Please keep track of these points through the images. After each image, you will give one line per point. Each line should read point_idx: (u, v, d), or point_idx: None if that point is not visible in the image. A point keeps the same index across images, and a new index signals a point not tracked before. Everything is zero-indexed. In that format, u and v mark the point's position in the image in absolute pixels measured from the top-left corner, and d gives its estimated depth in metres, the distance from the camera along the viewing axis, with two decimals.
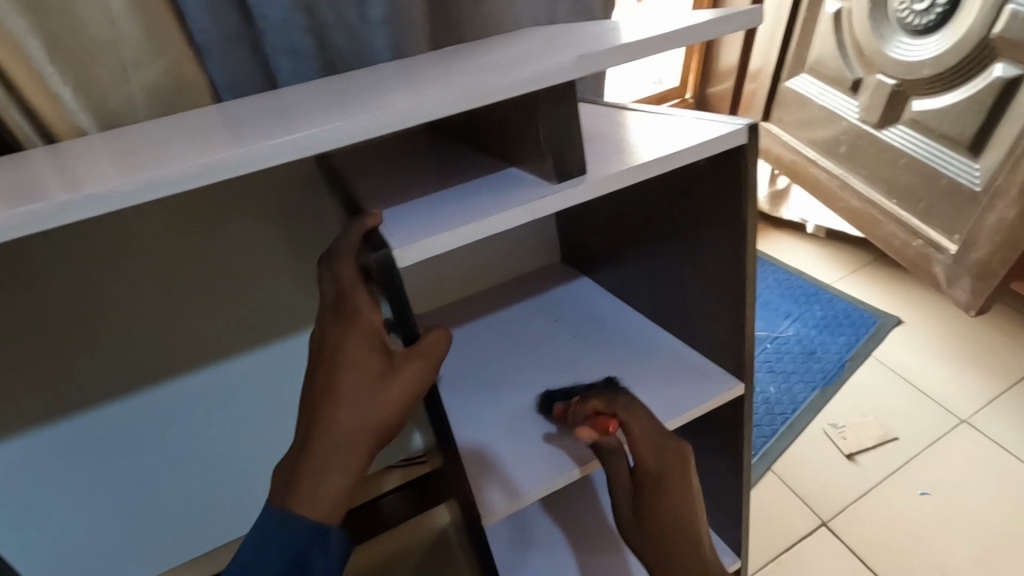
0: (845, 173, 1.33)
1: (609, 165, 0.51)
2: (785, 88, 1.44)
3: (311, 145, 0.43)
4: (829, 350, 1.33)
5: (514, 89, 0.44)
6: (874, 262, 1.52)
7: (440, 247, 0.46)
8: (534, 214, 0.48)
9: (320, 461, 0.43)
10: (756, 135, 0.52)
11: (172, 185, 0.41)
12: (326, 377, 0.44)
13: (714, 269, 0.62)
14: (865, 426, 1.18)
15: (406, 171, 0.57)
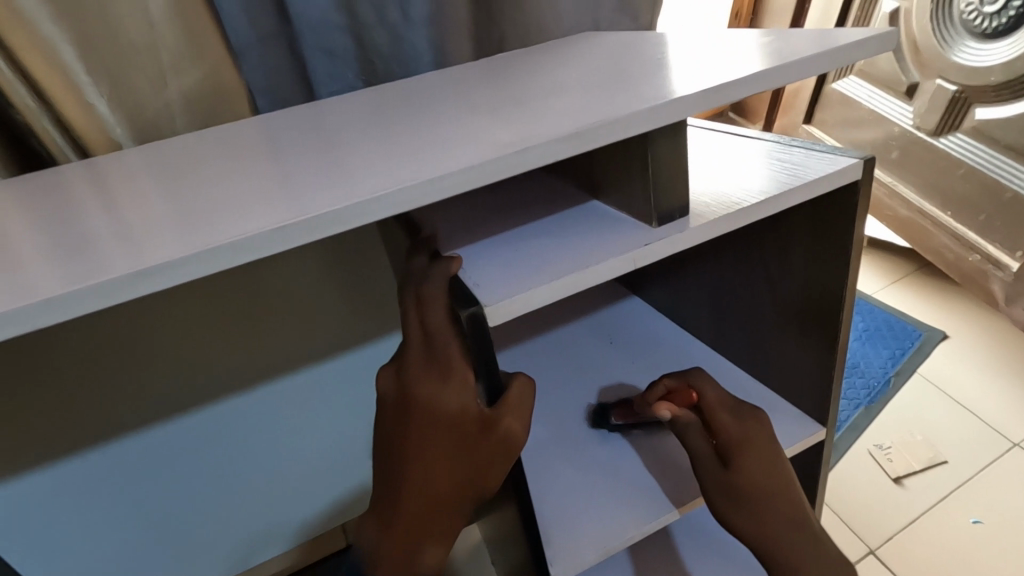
0: (895, 181, 1.27)
1: (713, 206, 0.46)
2: (831, 90, 1.37)
3: (407, 198, 0.37)
4: (873, 365, 1.28)
5: (626, 127, 0.39)
6: (918, 271, 1.46)
7: (535, 302, 0.41)
8: (636, 263, 0.43)
9: (413, 518, 0.42)
10: (871, 170, 0.48)
11: (254, 247, 0.35)
12: (415, 433, 0.41)
13: (802, 307, 0.58)
14: (913, 446, 1.13)
15: (477, 204, 0.53)
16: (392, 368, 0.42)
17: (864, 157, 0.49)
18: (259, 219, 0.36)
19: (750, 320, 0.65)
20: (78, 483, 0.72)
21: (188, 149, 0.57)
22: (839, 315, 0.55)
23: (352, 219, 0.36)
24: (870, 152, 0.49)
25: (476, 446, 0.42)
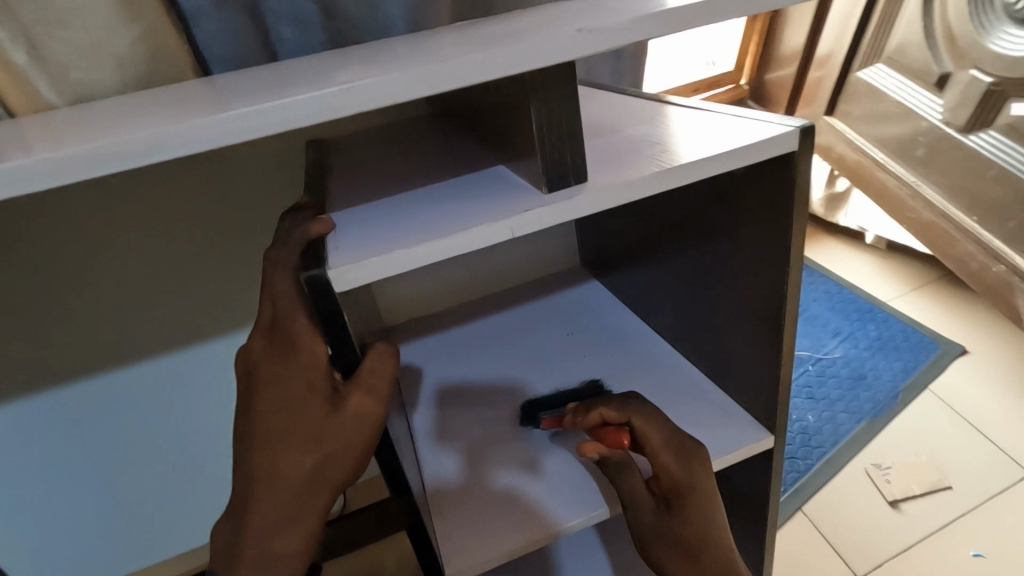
0: (918, 180, 1.17)
1: (615, 173, 0.41)
2: (856, 79, 1.27)
3: (262, 125, 0.34)
4: (880, 376, 1.19)
5: (508, 63, 0.35)
6: (941, 280, 1.36)
7: (393, 271, 0.35)
8: (514, 233, 0.38)
9: (265, 508, 0.37)
10: (809, 140, 0.43)
11: (141, 155, 0.33)
12: (263, 411, 0.36)
13: (750, 296, 0.52)
14: (916, 468, 1.05)
15: (391, 167, 0.49)
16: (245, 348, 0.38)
17: (803, 126, 0.43)
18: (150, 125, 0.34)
19: (706, 316, 0.59)
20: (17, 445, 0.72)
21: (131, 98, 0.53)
22: (779, 304, 0.49)
23: (227, 135, 0.33)
24: (810, 122, 0.43)
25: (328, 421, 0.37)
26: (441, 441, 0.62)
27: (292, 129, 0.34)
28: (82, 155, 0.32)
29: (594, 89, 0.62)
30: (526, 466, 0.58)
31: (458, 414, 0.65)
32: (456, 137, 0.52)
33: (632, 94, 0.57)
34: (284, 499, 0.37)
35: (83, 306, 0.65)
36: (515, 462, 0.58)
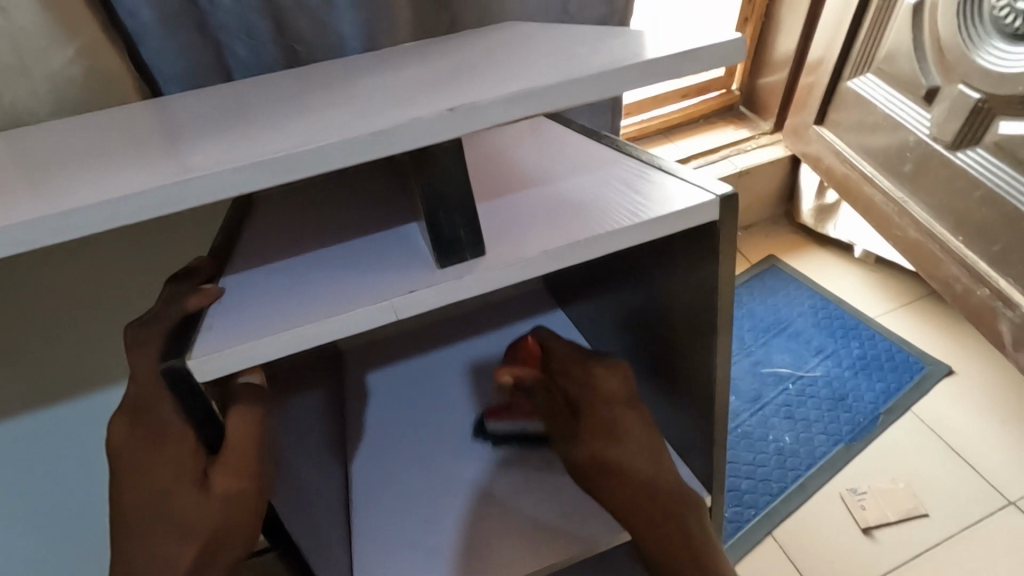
0: (905, 197, 1.13)
1: (518, 242, 0.40)
2: (846, 89, 1.23)
3: (133, 211, 0.32)
4: (861, 398, 1.17)
5: (393, 144, 0.33)
6: (931, 296, 1.32)
7: (260, 359, 0.35)
8: (398, 313, 0.37)
9: None
10: (734, 209, 0.42)
11: (7, 242, 0.32)
12: (131, 501, 0.37)
13: (685, 349, 0.51)
14: (892, 495, 1.02)
15: (320, 211, 0.48)
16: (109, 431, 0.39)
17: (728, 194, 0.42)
18: (22, 208, 0.32)
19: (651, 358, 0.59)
20: None
21: (57, 132, 0.52)
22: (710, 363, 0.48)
23: (96, 219, 0.32)
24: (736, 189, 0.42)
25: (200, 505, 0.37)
26: (478, 431, 0.69)
27: (164, 214, 0.32)
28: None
29: (547, 122, 0.61)
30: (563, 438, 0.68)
31: (487, 399, 0.72)
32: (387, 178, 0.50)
33: (580, 132, 0.56)
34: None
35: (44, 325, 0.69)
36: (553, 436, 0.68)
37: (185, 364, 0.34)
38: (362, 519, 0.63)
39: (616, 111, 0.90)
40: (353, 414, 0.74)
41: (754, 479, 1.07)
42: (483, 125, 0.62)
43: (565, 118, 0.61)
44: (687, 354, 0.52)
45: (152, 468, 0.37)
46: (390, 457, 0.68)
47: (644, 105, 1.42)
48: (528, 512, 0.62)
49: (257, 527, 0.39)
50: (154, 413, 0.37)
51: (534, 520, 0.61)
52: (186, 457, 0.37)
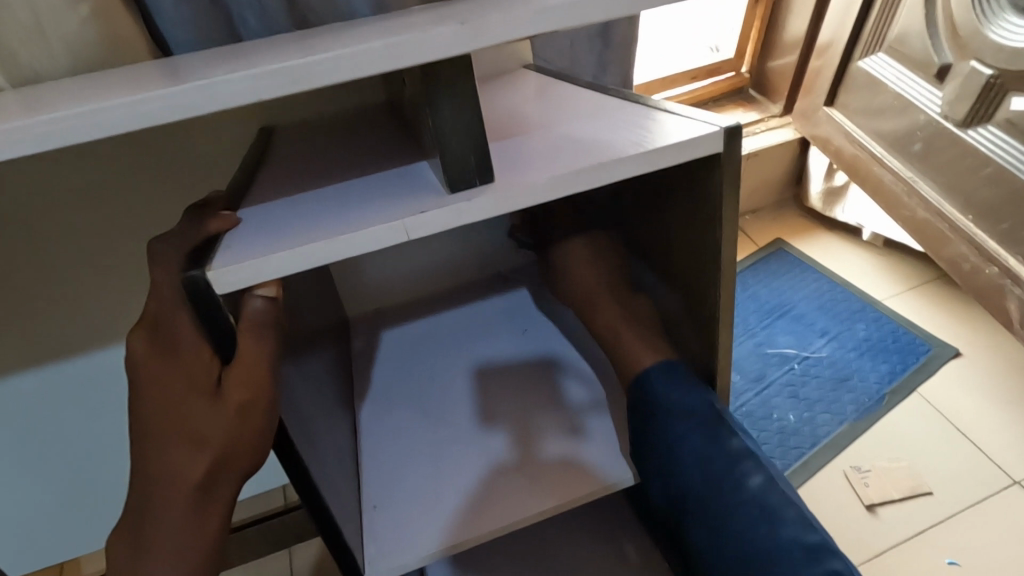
0: (914, 176, 1.12)
1: (526, 172, 0.41)
2: (856, 69, 1.22)
3: (159, 113, 0.35)
4: (866, 379, 1.16)
5: (403, 59, 0.35)
6: (938, 280, 1.31)
7: (276, 273, 0.36)
8: (407, 235, 0.38)
9: (161, 510, 0.39)
10: (735, 140, 0.43)
11: (47, 142, 0.34)
12: (152, 414, 0.39)
13: (699, 284, 0.54)
14: (895, 474, 1.02)
15: (335, 156, 0.49)
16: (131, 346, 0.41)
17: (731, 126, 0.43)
18: (57, 111, 0.35)
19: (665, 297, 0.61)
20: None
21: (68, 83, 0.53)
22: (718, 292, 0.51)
23: (126, 120, 0.34)
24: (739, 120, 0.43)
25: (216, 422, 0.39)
26: (485, 423, 0.69)
27: (187, 117, 0.35)
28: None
29: (554, 81, 0.62)
30: (568, 436, 0.67)
31: (494, 395, 0.71)
32: (396, 128, 0.51)
33: (589, 84, 0.58)
34: (181, 505, 0.39)
35: (58, 282, 0.70)
36: (559, 432, 0.68)
37: (206, 274, 0.34)
38: (369, 476, 0.65)
39: (626, 84, 0.91)
40: (360, 377, 0.75)
41: None
42: (493, 88, 0.63)
43: (571, 77, 0.62)
44: (699, 296, 0.54)
45: (169, 375, 0.39)
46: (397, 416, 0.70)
47: (652, 87, 1.41)
48: (520, 479, 0.64)
49: (267, 443, 0.40)
50: (172, 322, 0.39)
51: (521, 493, 0.63)
52: (198, 367, 0.39)
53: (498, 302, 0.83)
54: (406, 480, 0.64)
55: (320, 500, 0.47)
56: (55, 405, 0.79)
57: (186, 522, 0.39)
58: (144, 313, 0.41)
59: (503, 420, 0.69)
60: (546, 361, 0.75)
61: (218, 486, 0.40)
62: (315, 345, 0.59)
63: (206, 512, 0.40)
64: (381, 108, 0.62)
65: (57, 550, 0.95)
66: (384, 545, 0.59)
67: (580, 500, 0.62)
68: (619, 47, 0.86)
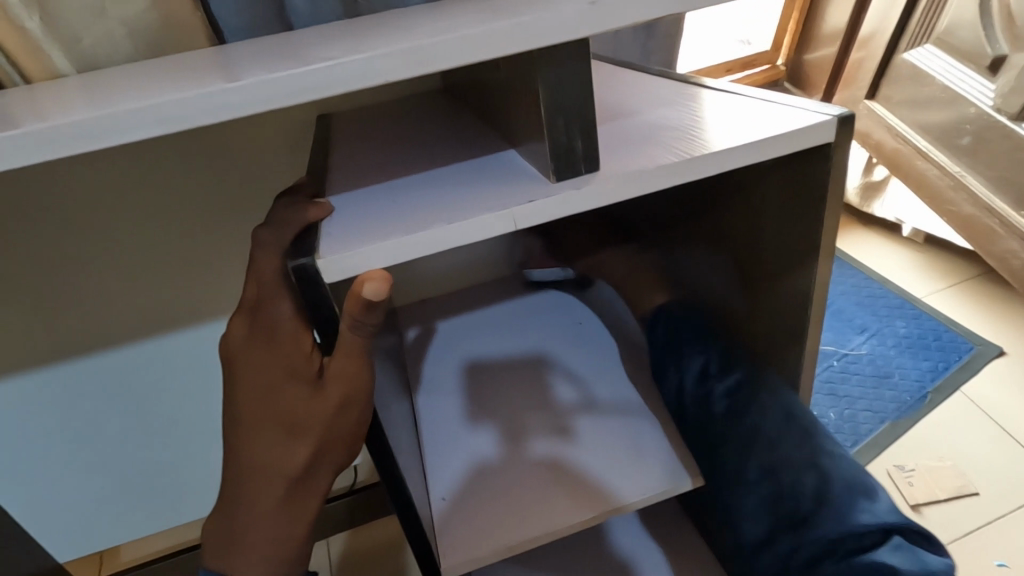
0: (962, 171, 1.10)
1: (631, 161, 0.40)
2: (902, 61, 1.19)
3: (275, 95, 0.34)
4: (908, 376, 1.14)
5: (521, 41, 0.34)
6: (979, 277, 1.29)
7: (385, 261, 0.35)
8: (516, 224, 0.37)
9: (256, 501, 0.39)
10: (846, 130, 0.42)
11: (155, 125, 0.33)
12: (248, 406, 0.39)
13: (783, 277, 0.53)
14: (939, 473, 1.01)
15: (412, 145, 0.49)
16: (230, 333, 0.41)
17: (839, 115, 0.42)
18: (163, 92, 0.34)
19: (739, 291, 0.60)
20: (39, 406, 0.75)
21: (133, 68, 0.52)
22: (811, 286, 0.50)
23: (238, 103, 0.33)
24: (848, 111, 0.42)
25: (310, 418, 0.37)
26: (472, 419, 0.68)
27: (298, 101, 0.34)
28: (97, 120, 0.32)
29: (618, 69, 0.61)
30: (557, 434, 0.65)
31: (488, 390, 0.71)
32: (474, 120, 0.51)
33: (660, 73, 0.57)
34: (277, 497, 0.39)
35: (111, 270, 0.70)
36: (548, 430, 0.66)
37: (317, 262, 0.33)
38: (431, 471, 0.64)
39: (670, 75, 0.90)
40: (410, 367, 0.74)
41: None
42: None
43: (637, 65, 0.61)
44: (782, 288, 0.53)
45: (269, 365, 0.38)
46: (455, 409, 0.69)
47: None
48: (557, 485, 0.61)
49: (359, 438, 0.39)
50: (273, 308, 0.39)
51: (532, 497, 0.61)
52: (298, 358, 0.37)
53: (551, 296, 0.82)
54: (469, 471, 0.63)
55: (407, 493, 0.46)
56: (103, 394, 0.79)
57: (280, 514, 0.40)
58: (246, 298, 0.41)
59: (561, 413, 0.67)
60: (601, 352, 0.73)
61: (311, 481, 0.40)
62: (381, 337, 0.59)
63: (297, 507, 0.40)
64: (440, 97, 0.62)
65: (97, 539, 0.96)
66: (456, 535, 0.58)
67: (608, 511, 0.59)
68: (664, 38, 0.85)
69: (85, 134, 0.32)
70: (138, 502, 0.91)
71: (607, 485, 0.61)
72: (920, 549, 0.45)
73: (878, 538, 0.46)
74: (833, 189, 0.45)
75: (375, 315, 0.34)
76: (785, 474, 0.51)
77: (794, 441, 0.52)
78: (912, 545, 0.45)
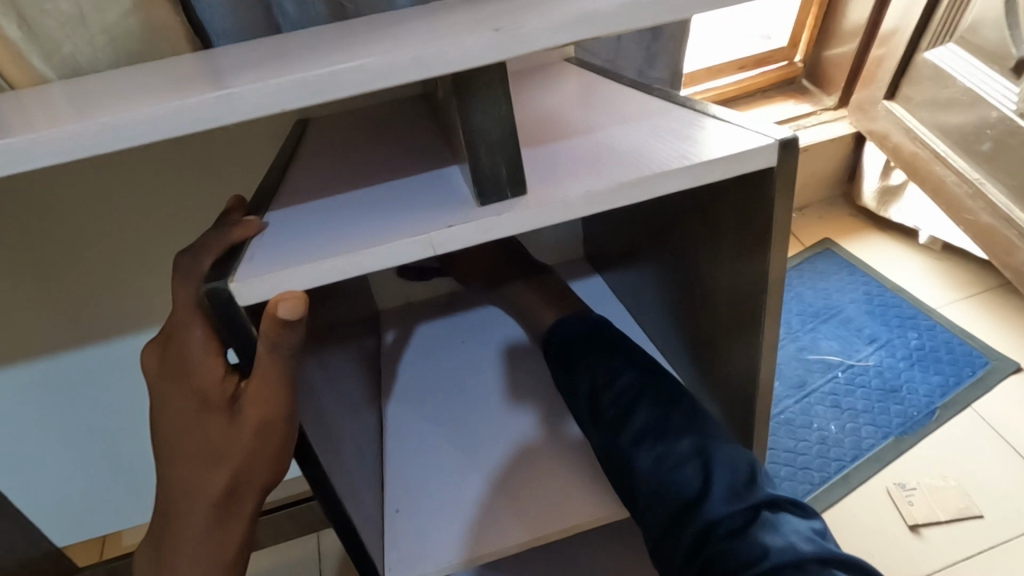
0: (982, 178, 1.05)
1: (555, 187, 0.41)
2: (922, 61, 1.14)
3: (198, 120, 0.34)
4: (916, 392, 1.10)
5: (439, 65, 0.34)
6: (1001, 288, 1.23)
7: (304, 283, 0.37)
8: (434, 248, 0.39)
9: (189, 517, 0.41)
10: (789, 154, 0.42)
11: (70, 149, 0.34)
12: (172, 431, 0.41)
13: (737, 299, 0.53)
14: (942, 493, 0.97)
15: (366, 167, 0.50)
16: (149, 361, 0.43)
17: (783, 139, 0.42)
18: (86, 117, 0.34)
19: (704, 315, 0.60)
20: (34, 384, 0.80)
21: (98, 79, 0.48)
22: (760, 309, 0.50)
23: (156, 129, 0.34)
24: (792, 134, 0.42)
25: (233, 436, 0.40)
26: (493, 413, 0.69)
27: (216, 125, 0.34)
28: (25, 144, 0.33)
29: (603, 82, 0.60)
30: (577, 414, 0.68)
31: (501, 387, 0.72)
32: (441, 132, 0.52)
33: (624, 85, 0.58)
34: (207, 512, 0.41)
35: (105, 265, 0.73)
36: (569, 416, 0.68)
37: (228, 286, 0.36)
38: (391, 478, 0.64)
39: (677, 78, 0.86)
40: (385, 378, 0.76)
41: (793, 466, 1.02)
42: (535, 91, 0.62)
43: (613, 75, 0.62)
44: (742, 307, 0.52)
45: (182, 400, 0.41)
46: (422, 416, 0.70)
47: (698, 78, 1.35)
48: (554, 488, 0.61)
49: (286, 452, 0.41)
50: (185, 338, 0.40)
51: (489, 507, 0.60)
52: (211, 385, 0.40)
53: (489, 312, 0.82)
54: (426, 478, 0.63)
55: (337, 503, 0.47)
56: (102, 383, 0.83)
57: (208, 539, 0.42)
58: (163, 328, 0.42)
59: (524, 417, 0.68)
60: None
61: (239, 498, 0.42)
62: (341, 337, 0.59)
63: (225, 529, 0.43)
64: (421, 107, 0.62)
65: (89, 525, 1.00)
66: (405, 552, 0.58)
67: (584, 523, 0.58)
68: (670, 41, 0.81)
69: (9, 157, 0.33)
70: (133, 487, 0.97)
71: (573, 496, 0.60)
72: (786, 516, 0.50)
73: (750, 520, 0.48)
74: (780, 210, 0.44)
75: (293, 333, 0.37)
76: (681, 473, 0.51)
77: (718, 468, 0.50)
78: (779, 515, 0.49)
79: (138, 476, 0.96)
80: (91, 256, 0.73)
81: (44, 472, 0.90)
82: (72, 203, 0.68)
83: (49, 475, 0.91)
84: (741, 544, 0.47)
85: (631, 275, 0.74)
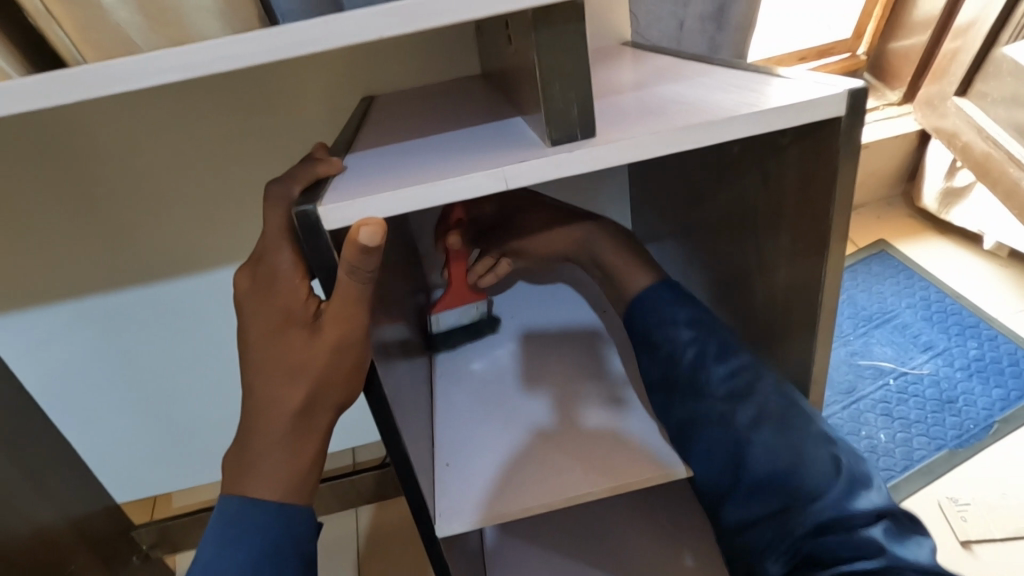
0: None
1: (629, 132, 0.40)
2: (1000, 55, 1.08)
3: (282, 46, 0.34)
4: (973, 403, 1.05)
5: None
6: None
7: (381, 213, 0.36)
8: (506, 182, 0.38)
9: (268, 430, 0.41)
10: (860, 105, 0.40)
11: (151, 75, 0.34)
12: (258, 344, 0.41)
13: (800, 283, 0.51)
14: (999, 510, 0.92)
15: (431, 125, 0.50)
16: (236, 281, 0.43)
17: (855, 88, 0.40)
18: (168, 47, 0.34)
19: (761, 308, 0.59)
20: (96, 341, 0.83)
21: None
22: (822, 288, 0.48)
23: (237, 59, 0.34)
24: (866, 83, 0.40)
25: (312, 352, 0.39)
26: (540, 377, 0.69)
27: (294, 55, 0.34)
28: (101, 68, 0.33)
29: (672, 60, 0.59)
30: (615, 398, 0.64)
31: (539, 359, 0.71)
32: (509, 98, 0.51)
33: (686, 58, 0.58)
34: (285, 424, 0.41)
35: (169, 224, 0.76)
36: (607, 396, 0.64)
37: (313, 211, 0.36)
38: (444, 434, 0.64)
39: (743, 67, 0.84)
40: (436, 345, 0.76)
41: None
42: (601, 71, 0.61)
43: (673, 52, 0.62)
44: (808, 298, 0.51)
45: (268, 315, 0.41)
46: (478, 378, 0.70)
47: None
48: (603, 450, 0.59)
49: (360, 378, 0.40)
50: (274, 258, 0.41)
51: (547, 463, 0.59)
52: (296, 304, 0.40)
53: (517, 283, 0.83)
54: (478, 437, 0.62)
55: (398, 453, 0.46)
56: (156, 347, 0.85)
57: (284, 448, 0.42)
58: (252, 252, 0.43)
59: (569, 383, 0.67)
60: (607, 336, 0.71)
61: (316, 414, 0.42)
62: (400, 295, 0.60)
63: (304, 439, 0.42)
64: (480, 86, 0.61)
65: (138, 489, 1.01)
66: (456, 500, 0.57)
67: (636, 482, 0.56)
68: (736, 29, 0.78)
69: (62, 87, 0.33)
70: (180, 453, 0.98)
71: (621, 462, 0.58)
72: (903, 530, 0.46)
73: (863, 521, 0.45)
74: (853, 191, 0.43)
75: (374, 261, 0.36)
76: (774, 458, 0.49)
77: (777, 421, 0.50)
78: (893, 527, 0.46)
79: (187, 442, 0.97)
80: (164, 217, 0.75)
81: (101, 432, 0.93)
82: (149, 163, 0.71)
83: (106, 435, 0.93)
84: (849, 542, 0.44)
85: (687, 267, 0.73)
